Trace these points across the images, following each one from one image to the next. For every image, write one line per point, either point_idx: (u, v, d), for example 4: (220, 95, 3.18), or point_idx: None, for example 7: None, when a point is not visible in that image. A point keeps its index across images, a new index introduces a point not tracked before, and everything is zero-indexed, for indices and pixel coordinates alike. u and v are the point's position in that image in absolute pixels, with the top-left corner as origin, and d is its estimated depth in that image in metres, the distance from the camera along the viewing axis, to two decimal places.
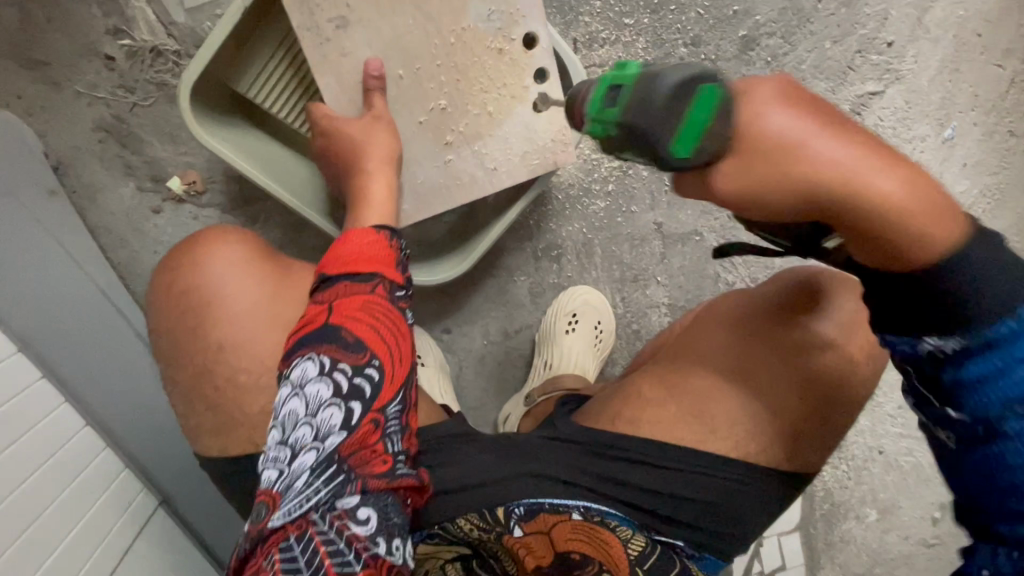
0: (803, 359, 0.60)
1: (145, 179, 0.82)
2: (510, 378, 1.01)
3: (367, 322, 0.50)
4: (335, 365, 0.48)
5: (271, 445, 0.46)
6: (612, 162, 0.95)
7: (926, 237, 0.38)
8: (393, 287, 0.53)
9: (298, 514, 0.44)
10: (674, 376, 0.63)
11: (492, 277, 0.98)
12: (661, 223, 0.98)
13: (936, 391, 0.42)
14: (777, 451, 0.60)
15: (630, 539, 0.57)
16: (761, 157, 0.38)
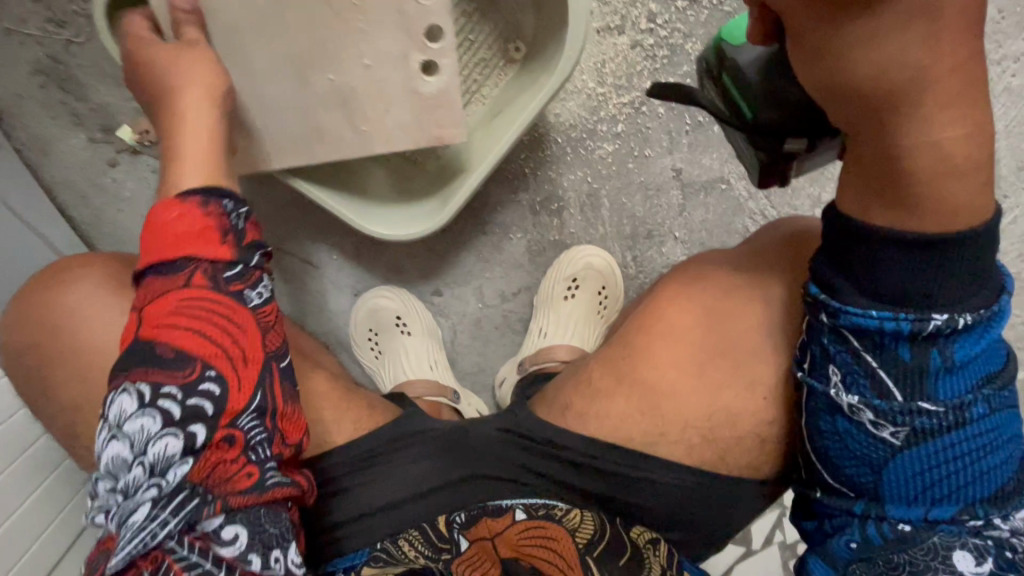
0: (769, 354, 0.52)
1: (96, 130, 0.75)
2: (509, 344, 0.93)
3: (184, 318, 0.41)
4: (155, 399, 0.39)
5: (100, 492, 0.41)
6: (621, 97, 0.81)
7: (941, 197, 0.39)
8: (220, 270, 0.43)
9: (145, 552, 0.39)
10: (625, 365, 0.55)
11: (484, 234, 0.88)
12: (681, 168, 0.84)
13: (900, 374, 0.42)
14: (748, 452, 0.53)
15: (576, 528, 0.53)
16: (873, 31, 0.36)
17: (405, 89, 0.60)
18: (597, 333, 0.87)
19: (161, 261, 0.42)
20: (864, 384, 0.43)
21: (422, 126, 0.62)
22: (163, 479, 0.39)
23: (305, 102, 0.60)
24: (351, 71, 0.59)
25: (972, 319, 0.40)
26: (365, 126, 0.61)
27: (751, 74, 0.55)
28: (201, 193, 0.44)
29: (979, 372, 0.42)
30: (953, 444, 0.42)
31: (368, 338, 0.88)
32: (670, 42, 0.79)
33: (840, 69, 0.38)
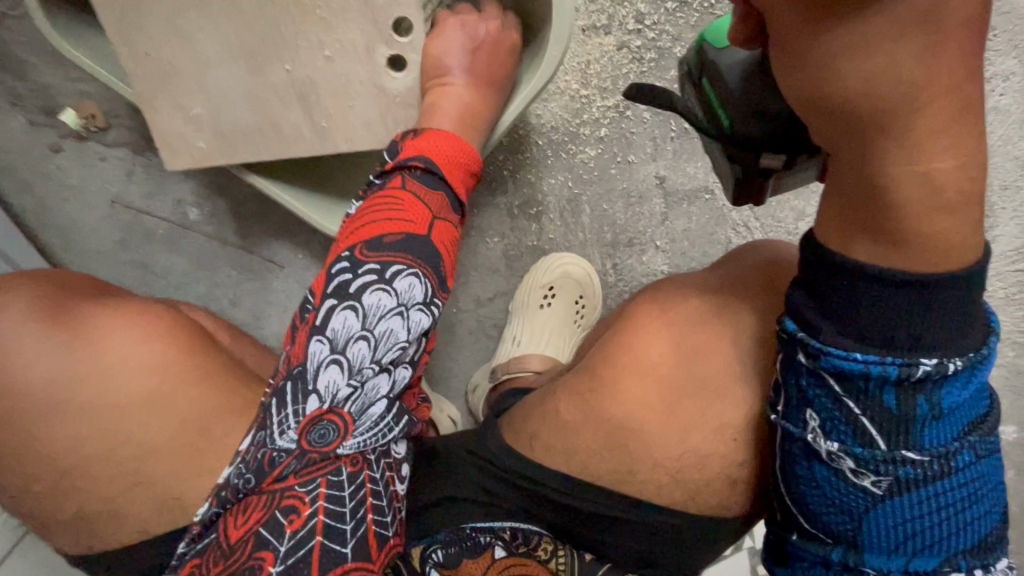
0: (740, 395, 0.49)
1: (37, 112, 0.69)
2: (483, 349, 0.90)
3: (390, 218, 0.49)
4: (411, 313, 0.48)
5: (321, 380, 0.46)
6: (605, 101, 0.77)
7: (929, 235, 0.36)
8: (455, 203, 0.52)
9: (364, 447, 0.48)
10: (592, 393, 0.52)
11: (460, 236, 0.84)
12: (664, 176, 0.81)
13: (884, 420, 0.39)
14: (718, 492, 0.50)
15: (558, 569, 0.53)
16: (865, 47, 0.33)
17: (368, 82, 0.55)
18: (571, 343, 0.84)
19: (418, 164, 0.51)
20: (845, 430, 0.41)
21: (385, 124, 0.57)
22: (378, 386, 0.48)
23: (254, 91, 0.55)
24: (308, 61, 0.54)
25: (960, 365, 0.38)
26: (324, 123, 0.56)
27: (732, 79, 0.53)
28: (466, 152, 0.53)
29: (962, 419, 0.40)
30: (933, 493, 0.40)
31: None
32: (658, 44, 0.75)
33: (829, 79, 0.35)
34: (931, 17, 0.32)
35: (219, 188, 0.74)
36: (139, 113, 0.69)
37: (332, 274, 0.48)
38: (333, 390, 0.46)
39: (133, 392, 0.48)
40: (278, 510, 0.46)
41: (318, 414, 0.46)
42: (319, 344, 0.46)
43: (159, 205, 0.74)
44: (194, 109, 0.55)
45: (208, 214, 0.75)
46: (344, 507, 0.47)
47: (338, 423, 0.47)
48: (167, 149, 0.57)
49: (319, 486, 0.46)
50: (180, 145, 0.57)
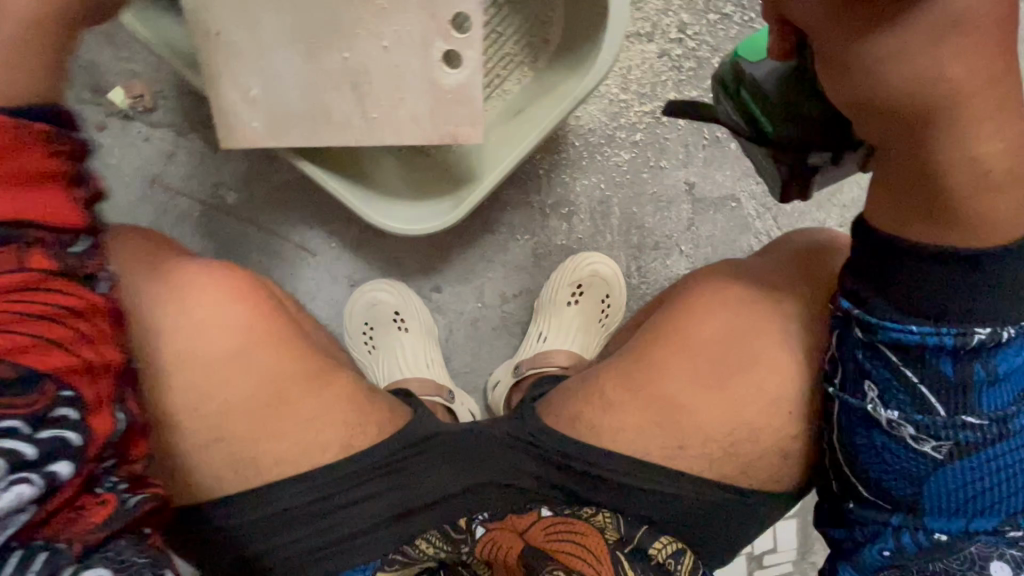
0: (796, 371, 0.51)
1: (84, 90, 0.70)
2: (504, 346, 0.90)
3: (32, 313, 0.33)
4: (22, 433, 0.31)
5: None
6: (643, 106, 0.79)
7: (982, 213, 0.39)
8: (63, 242, 0.35)
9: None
10: (641, 374, 0.54)
11: (490, 233, 0.85)
12: (694, 182, 0.83)
13: (943, 384, 0.41)
14: (772, 466, 0.53)
15: (606, 527, 0.52)
16: (912, 46, 0.36)
17: (422, 75, 0.56)
18: (596, 342, 0.86)
19: None
20: (903, 398, 0.43)
21: (431, 120, 0.57)
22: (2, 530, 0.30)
23: (310, 78, 0.56)
24: (367, 50, 0.55)
25: (1014, 332, 0.41)
26: (373, 114, 0.57)
27: (767, 87, 0.53)
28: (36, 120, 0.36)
29: (1018, 385, 0.42)
30: (993, 456, 0.42)
31: (363, 331, 0.85)
32: (698, 54, 0.77)
33: (873, 81, 0.37)
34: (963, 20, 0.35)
35: None
36: (186, 93, 0.71)
37: None
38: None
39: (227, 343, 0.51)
40: None
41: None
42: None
43: (197, 186, 0.75)
44: (251, 90, 0.56)
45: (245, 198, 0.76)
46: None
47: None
48: (224, 128, 0.58)
49: None
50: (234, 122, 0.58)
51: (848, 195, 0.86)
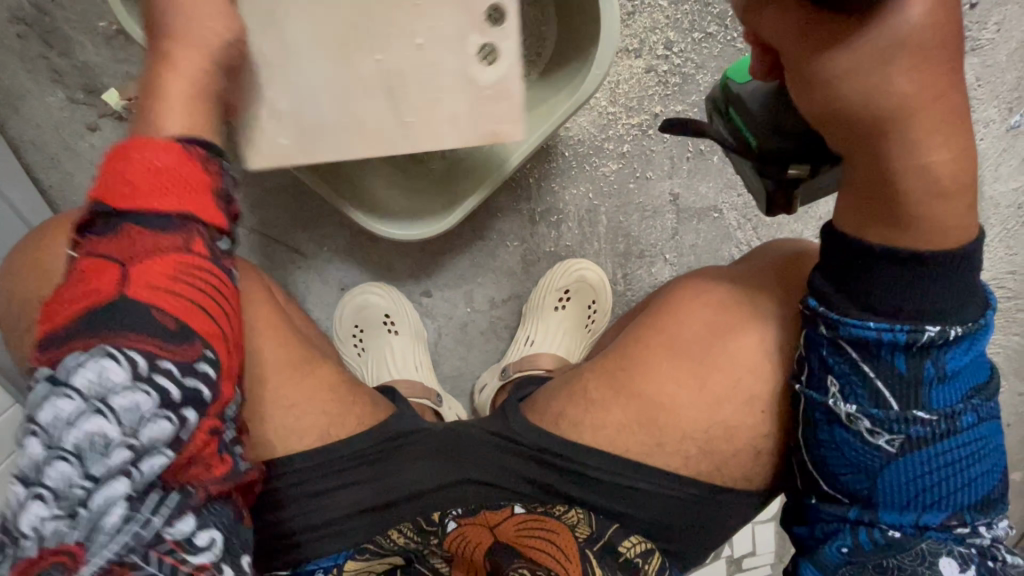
0: (770, 370, 0.54)
1: (77, 90, 0.69)
2: (492, 351, 0.92)
3: (192, 289, 0.36)
4: (163, 368, 0.33)
5: (49, 483, 0.31)
6: (630, 119, 0.82)
7: (935, 223, 0.41)
8: (216, 241, 0.38)
9: (114, 563, 0.31)
10: (622, 374, 0.56)
11: (481, 239, 0.87)
12: (678, 194, 0.86)
13: (899, 379, 0.44)
14: (743, 462, 0.55)
15: (576, 525, 0.54)
16: (875, 59, 0.38)
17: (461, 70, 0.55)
18: (583, 346, 0.88)
19: (94, 211, 0.36)
20: (861, 393, 0.45)
21: (474, 112, 0.56)
22: (133, 470, 0.32)
23: (343, 85, 0.54)
24: (399, 53, 0.54)
25: (961, 331, 0.43)
26: (411, 117, 0.55)
27: (751, 104, 0.57)
28: (200, 143, 0.39)
29: (964, 384, 0.45)
30: (940, 451, 0.45)
31: (353, 334, 0.85)
32: (683, 70, 0.81)
33: (833, 94, 0.40)
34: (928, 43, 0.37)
35: None
36: None
37: (48, 352, 0.34)
38: (40, 529, 0.31)
39: None
40: None
41: (27, 564, 0.30)
42: (30, 440, 0.32)
43: None
44: (279, 107, 0.54)
45: None
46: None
47: (64, 559, 0.31)
48: (247, 146, 0.54)
49: None
50: (259, 138, 0.54)
51: (824, 208, 0.89)
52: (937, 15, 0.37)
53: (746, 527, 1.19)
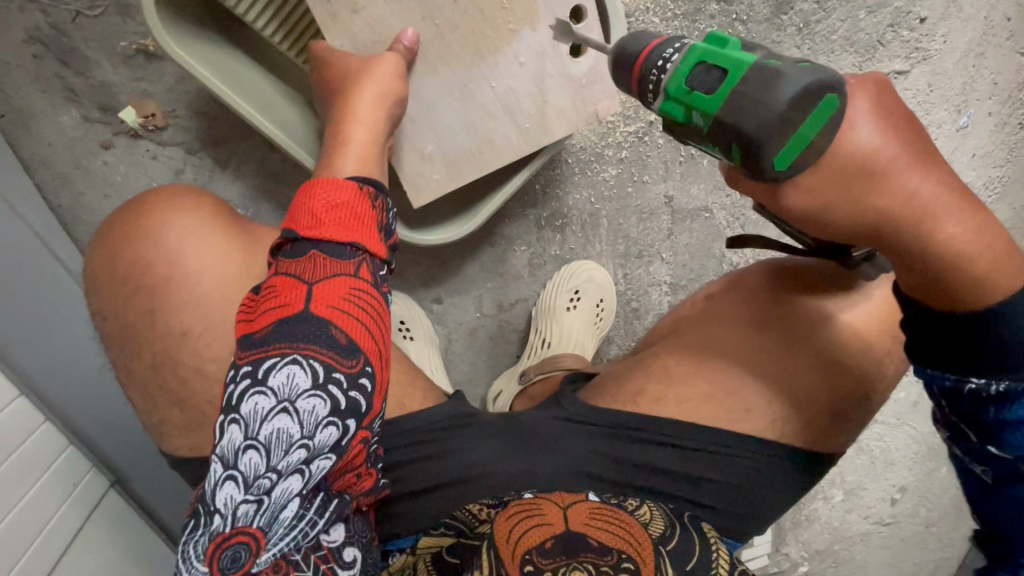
0: (830, 334, 0.59)
1: (92, 108, 0.70)
2: (502, 354, 0.95)
3: (358, 311, 0.44)
4: (344, 390, 0.43)
5: (244, 465, 0.41)
6: (627, 126, 0.88)
7: (983, 283, 0.40)
8: (378, 268, 0.47)
9: (285, 551, 0.42)
10: (692, 352, 0.62)
11: (489, 245, 0.90)
12: (672, 197, 0.92)
13: (1002, 402, 0.41)
14: (812, 421, 0.59)
15: (649, 522, 0.49)
16: (841, 184, 0.39)
17: (556, 75, 0.64)
18: (592, 344, 0.91)
19: (285, 238, 0.45)
20: (956, 402, 0.43)
21: (575, 109, 0.66)
22: (306, 468, 0.42)
23: (468, 112, 0.65)
24: (509, 74, 0.64)
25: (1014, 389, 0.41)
26: (528, 124, 0.66)
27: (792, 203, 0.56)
28: (368, 183, 0.49)
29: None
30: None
31: None
32: None
33: (824, 223, 0.41)
34: (880, 162, 0.38)
35: (268, 191, 0.75)
36: (199, 115, 0.72)
37: (243, 354, 0.42)
38: (234, 507, 0.40)
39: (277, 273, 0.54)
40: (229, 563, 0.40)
41: (221, 538, 0.40)
42: (234, 426, 0.41)
43: None
44: (427, 149, 0.65)
45: (252, 215, 0.75)
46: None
47: (249, 541, 0.40)
48: (411, 189, 0.66)
49: None
50: (420, 183, 0.66)
51: None
52: (880, 137, 0.38)
53: None
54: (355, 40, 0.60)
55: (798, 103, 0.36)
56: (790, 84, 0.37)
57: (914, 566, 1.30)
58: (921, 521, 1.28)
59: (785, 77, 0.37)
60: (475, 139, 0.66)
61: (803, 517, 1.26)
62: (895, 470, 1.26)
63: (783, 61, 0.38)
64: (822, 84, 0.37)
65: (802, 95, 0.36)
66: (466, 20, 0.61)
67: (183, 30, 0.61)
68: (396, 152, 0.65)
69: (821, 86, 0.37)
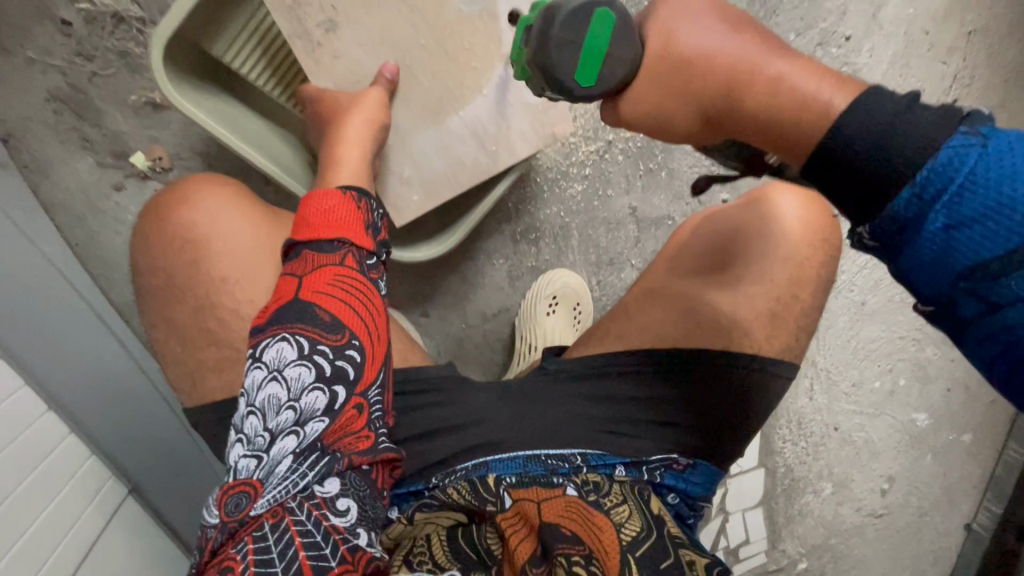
0: (778, 255, 0.69)
1: (106, 155, 0.78)
2: (489, 361, 1.02)
3: (347, 292, 0.54)
4: (334, 358, 0.52)
5: (249, 429, 0.49)
6: (589, 146, 0.96)
7: (813, 105, 0.40)
8: (364, 258, 0.57)
9: (280, 499, 0.47)
10: (652, 295, 0.74)
11: (470, 260, 0.98)
12: (636, 207, 1.00)
13: (888, 254, 0.39)
14: (767, 330, 0.67)
15: (623, 524, 0.54)
16: (661, 70, 0.44)
17: (515, 104, 0.73)
18: None
19: (288, 245, 0.56)
20: (896, 255, 0.39)
21: (535, 131, 0.74)
22: (303, 428, 0.50)
23: (442, 141, 0.73)
24: (474, 105, 0.72)
25: (909, 203, 0.37)
26: (494, 146, 0.74)
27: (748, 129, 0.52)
28: (351, 190, 0.60)
29: (997, 213, 0.35)
30: (1010, 302, 0.35)
31: None
32: None
33: (666, 117, 0.45)
34: (677, 43, 0.43)
35: None
36: (201, 156, 0.80)
37: (253, 340, 0.52)
38: (236, 461, 0.49)
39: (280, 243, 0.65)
40: (231, 496, 0.47)
41: (226, 486, 0.47)
42: (241, 399, 0.50)
43: None
44: (405, 173, 0.73)
45: None
46: (310, 535, 0.46)
47: (248, 489, 0.47)
48: (394, 211, 0.74)
49: (245, 540, 0.45)
50: (400, 204, 0.74)
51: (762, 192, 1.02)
52: (676, 22, 0.44)
53: (739, 518, 1.22)
54: (338, 82, 0.69)
55: (572, 20, 0.45)
56: (567, 6, 0.45)
57: (912, 556, 1.33)
58: (913, 511, 1.31)
59: (563, 2, 0.45)
60: (449, 162, 0.74)
61: (795, 511, 1.25)
62: (880, 461, 1.28)
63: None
64: (594, 2, 0.44)
65: (575, 11, 0.45)
66: (434, 61, 0.70)
67: (187, 85, 0.69)
68: (381, 177, 0.73)
69: (593, 6, 0.45)
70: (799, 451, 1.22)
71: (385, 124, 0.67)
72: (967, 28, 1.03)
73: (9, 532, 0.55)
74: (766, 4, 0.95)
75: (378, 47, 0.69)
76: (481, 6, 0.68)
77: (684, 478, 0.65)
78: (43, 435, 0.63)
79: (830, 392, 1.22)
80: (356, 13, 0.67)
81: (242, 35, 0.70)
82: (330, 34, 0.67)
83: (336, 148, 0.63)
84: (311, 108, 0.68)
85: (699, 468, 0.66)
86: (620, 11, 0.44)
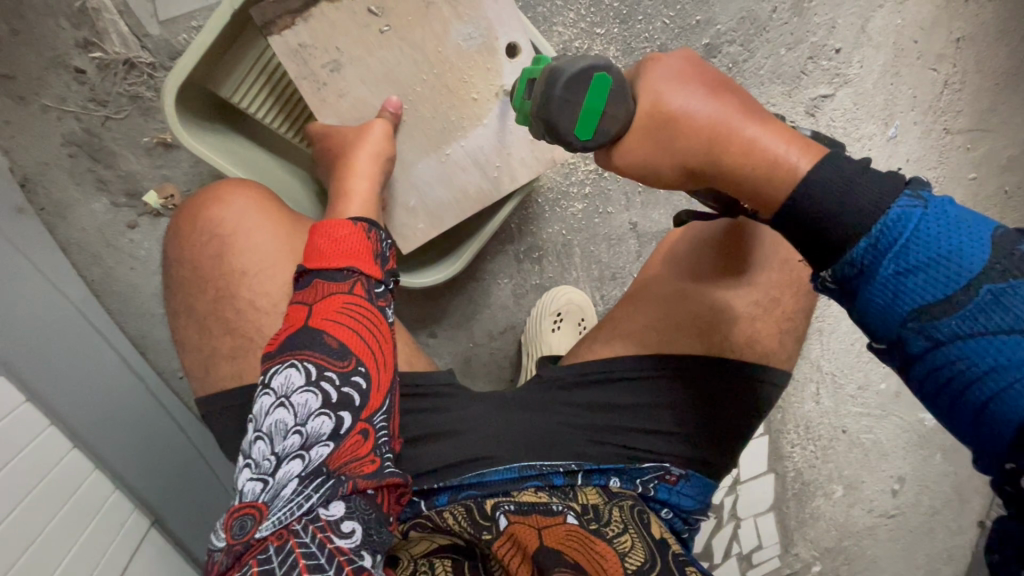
0: (761, 262, 0.71)
1: (119, 195, 0.81)
2: (497, 378, 1.04)
3: (354, 320, 0.56)
4: (341, 384, 0.53)
5: (257, 454, 0.51)
6: (588, 165, 0.98)
7: (777, 168, 0.46)
8: (373, 285, 0.59)
9: (285, 521, 0.49)
10: (641, 298, 0.75)
11: (475, 280, 1.00)
12: (636, 223, 1.02)
13: (847, 295, 0.45)
14: (754, 337, 0.69)
15: (626, 553, 0.55)
16: (650, 128, 0.50)
17: (515, 131, 0.75)
18: None
19: (300, 272, 0.58)
20: (851, 294, 0.44)
21: (534, 158, 0.76)
22: (308, 452, 0.51)
23: (445, 171, 0.75)
24: (475, 135, 0.74)
25: (864, 251, 0.42)
26: (495, 173, 0.76)
27: None
28: (362, 220, 0.62)
29: (936, 265, 0.40)
30: (950, 340, 0.40)
31: None
32: None
33: (653, 166, 0.51)
34: (665, 101, 0.49)
35: None
36: None
37: (266, 367, 0.54)
38: (244, 484, 0.51)
39: (298, 250, 0.66)
40: (238, 519, 0.49)
41: (234, 509, 0.50)
42: (251, 423, 0.53)
43: None
44: (411, 203, 0.75)
45: None
46: (314, 557, 0.47)
47: (253, 512, 0.49)
48: (401, 239, 0.76)
49: (251, 564, 0.47)
50: (407, 232, 0.76)
51: None
52: (664, 84, 0.50)
53: (750, 524, 1.23)
54: (343, 118, 0.71)
55: (573, 82, 0.50)
56: (568, 70, 0.50)
57: (927, 556, 1.34)
58: (925, 510, 1.31)
59: (564, 67, 0.51)
60: (452, 191, 0.76)
61: (807, 514, 1.26)
62: (889, 461, 1.28)
63: (569, 59, 0.52)
64: (591, 67, 0.49)
65: (577, 74, 0.50)
66: (436, 95, 0.72)
67: (198, 125, 0.72)
68: (387, 208, 0.75)
69: (592, 69, 0.50)
70: (809, 455, 1.24)
71: (390, 156, 0.69)
72: (955, 35, 1.05)
73: (44, 566, 0.56)
74: (755, 21, 0.97)
75: (381, 84, 0.71)
76: (480, 42, 0.71)
77: (677, 491, 0.67)
78: (72, 470, 0.65)
79: (836, 395, 1.23)
80: (358, 53, 0.69)
81: (251, 75, 0.72)
82: (335, 74, 0.69)
83: (346, 181, 0.65)
84: (321, 145, 0.70)
85: (692, 478, 0.68)
86: (615, 74, 0.50)
